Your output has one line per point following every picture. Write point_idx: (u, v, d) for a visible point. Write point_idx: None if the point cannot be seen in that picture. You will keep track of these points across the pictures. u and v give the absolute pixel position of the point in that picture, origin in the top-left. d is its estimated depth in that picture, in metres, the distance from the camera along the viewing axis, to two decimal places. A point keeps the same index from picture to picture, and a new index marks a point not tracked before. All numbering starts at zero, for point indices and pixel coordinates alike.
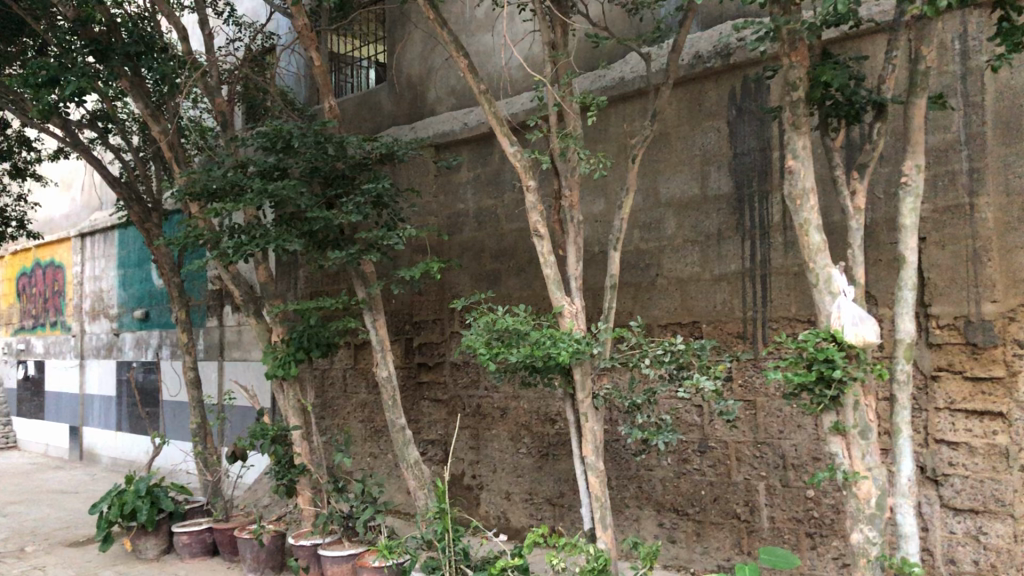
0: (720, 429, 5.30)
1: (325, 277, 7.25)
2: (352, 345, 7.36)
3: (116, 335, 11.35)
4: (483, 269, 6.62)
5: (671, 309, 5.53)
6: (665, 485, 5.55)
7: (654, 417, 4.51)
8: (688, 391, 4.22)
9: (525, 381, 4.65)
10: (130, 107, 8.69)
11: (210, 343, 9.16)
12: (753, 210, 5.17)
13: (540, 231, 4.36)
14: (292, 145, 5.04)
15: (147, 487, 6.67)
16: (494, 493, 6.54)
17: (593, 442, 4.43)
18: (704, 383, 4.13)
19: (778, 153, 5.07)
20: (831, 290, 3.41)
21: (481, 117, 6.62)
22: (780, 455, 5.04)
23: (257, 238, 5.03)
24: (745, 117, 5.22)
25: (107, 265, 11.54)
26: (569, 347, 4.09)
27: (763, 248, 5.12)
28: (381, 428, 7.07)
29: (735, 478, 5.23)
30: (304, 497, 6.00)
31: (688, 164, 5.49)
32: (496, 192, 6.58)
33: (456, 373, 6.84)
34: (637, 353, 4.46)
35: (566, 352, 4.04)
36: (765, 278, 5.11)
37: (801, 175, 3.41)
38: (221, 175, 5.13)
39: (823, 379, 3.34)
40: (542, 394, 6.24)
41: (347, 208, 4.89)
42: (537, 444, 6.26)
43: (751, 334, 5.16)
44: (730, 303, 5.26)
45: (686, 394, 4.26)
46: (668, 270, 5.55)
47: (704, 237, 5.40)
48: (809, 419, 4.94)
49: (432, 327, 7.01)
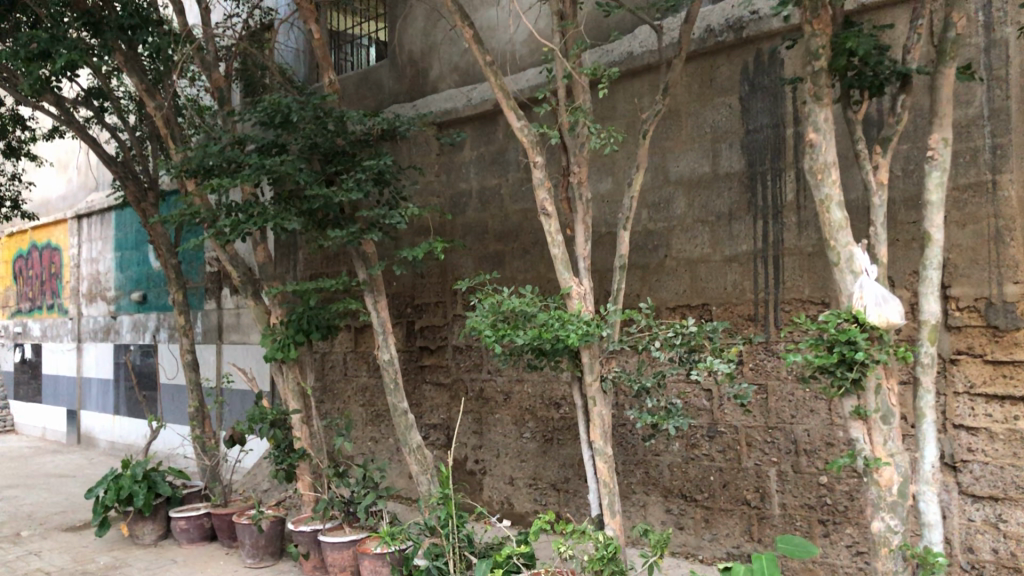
0: (730, 414, 5.17)
1: (325, 259, 7.11)
2: (353, 328, 7.23)
3: (114, 317, 11.22)
4: (486, 250, 6.49)
5: (680, 291, 5.39)
6: (673, 471, 5.42)
7: (663, 401, 4.38)
8: (699, 374, 4.08)
9: (531, 364, 4.52)
10: (126, 84, 8.52)
11: (209, 326, 9.03)
12: (766, 189, 5.02)
13: (547, 208, 4.21)
14: (291, 120, 4.88)
15: (144, 471, 6.55)
16: (497, 478, 6.42)
17: (601, 427, 4.30)
18: (717, 366, 4.00)
19: (792, 130, 4.92)
20: (853, 269, 3.27)
21: (484, 94, 6.46)
22: (792, 440, 4.92)
23: (255, 216, 4.88)
24: (758, 93, 5.06)
25: (104, 247, 11.40)
26: (578, 329, 3.96)
27: (776, 228, 4.98)
28: (382, 412, 6.95)
29: (746, 463, 5.11)
30: (304, 482, 5.88)
31: (698, 141, 5.34)
32: (500, 171, 6.43)
33: (459, 356, 6.71)
34: (647, 336, 4.32)
35: (575, 334, 3.90)
36: (778, 259, 4.97)
37: (823, 149, 3.27)
38: (218, 151, 4.98)
39: (844, 361, 3.20)
40: (547, 378, 6.11)
41: (348, 185, 4.74)
42: (542, 429, 6.13)
43: (763, 317, 5.02)
44: (741, 285, 5.12)
45: (698, 377, 4.12)
46: (677, 251, 5.41)
47: (714, 217, 5.25)
48: (822, 403, 4.81)
49: (434, 309, 6.88)
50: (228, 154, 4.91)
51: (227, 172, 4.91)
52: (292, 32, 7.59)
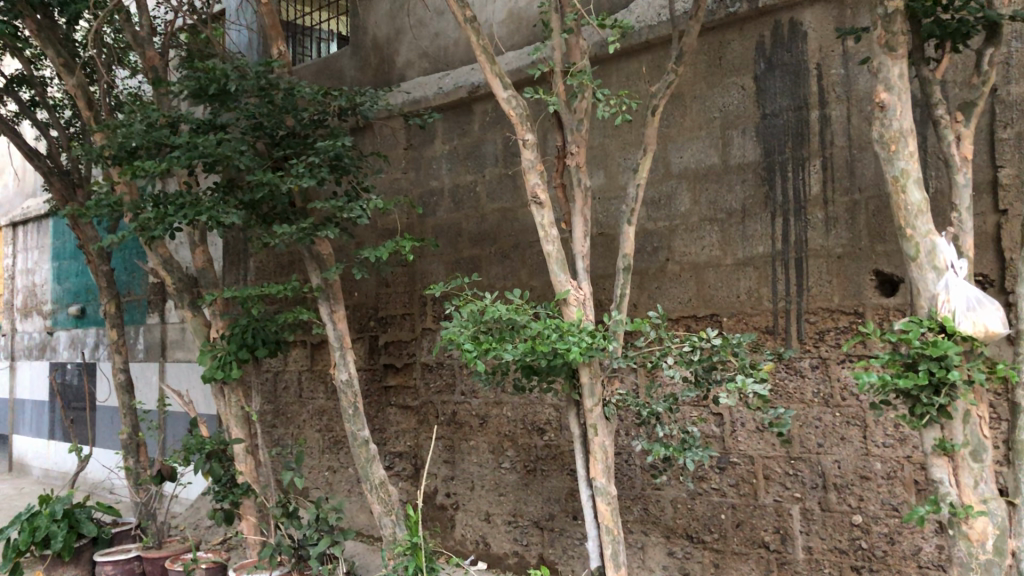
0: (744, 443, 4.46)
1: (278, 266, 6.33)
2: (309, 344, 6.45)
3: (50, 333, 10.29)
4: (459, 255, 5.76)
5: (684, 301, 4.68)
6: (677, 507, 4.69)
7: (676, 430, 3.66)
8: (723, 397, 3.37)
9: (516, 386, 3.77)
10: (57, 73, 7.64)
11: (151, 342, 8.19)
12: (786, 181, 4.35)
13: (539, 197, 3.48)
14: (231, 92, 4.12)
15: (65, 509, 5.71)
16: (471, 514, 5.64)
17: (603, 462, 3.55)
18: (747, 385, 3.28)
19: (817, 113, 4.27)
20: (935, 265, 2.58)
21: (459, 80, 5.77)
22: (819, 473, 4.21)
23: (186, 207, 4.10)
24: (777, 72, 4.40)
25: (40, 257, 10.47)
26: (581, 342, 3.22)
27: (798, 227, 4.31)
28: (341, 438, 6.17)
29: (764, 500, 4.38)
30: (248, 523, 5.06)
31: (705, 127, 4.65)
32: (475, 167, 5.71)
33: (427, 376, 5.94)
34: (657, 351, 3.60)
35: (577, 349, 3.17)
36: (802, 262, 4.28)
37: (898, 112, 2.60)
38: (142, 130, 4.20)
39: (930, 383, 2.50)
40: (529, 400, 5.38)
41: (298, 170, 3.97)
42: (523, 458, 5.40)
43: (782, 329, 4.34)
44: (756, 292, 4.42)
45: (725, 401, 3.42)
46: (681, 254, 4.70)
47: (724, 215, 4.56)
48: (855, 430, 4.11)
49: (400, 323, 6.12)
50: (154, 134, 4.13)
51: (153, 155, 4.13)
52: (244, 14, 6.79)
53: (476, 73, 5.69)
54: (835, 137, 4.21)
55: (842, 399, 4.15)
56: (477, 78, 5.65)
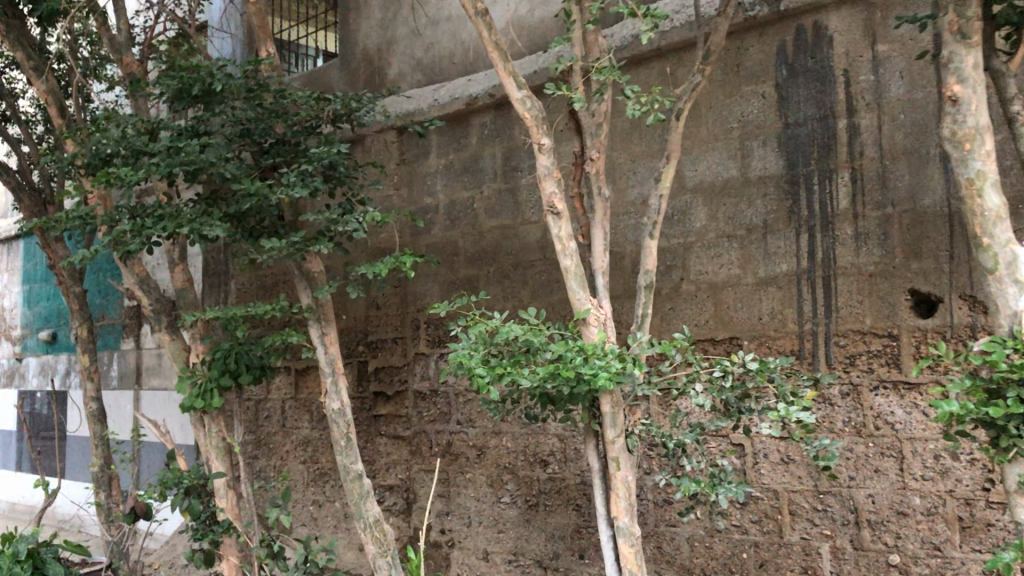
0: (768, 476, 4.14)
1: (261, 289, 6.00)
2: (294, 370, 6.09)
3: (19, 359, 9.84)
4: (455, 276, 5.44)
5: (701, 323, 4.36)
6: (694, 546, 4.34)
7: (704, 463, 3.35)
8: (763, 428, 3.03)
9: (529, 416, 3.43)
10: (28, 83, 7.25)
11: (126, 368, 7.78)
12: (812, 196, 4.07)
13: (556, 206, 3.17)
14: (215, 93, 3.80)
15: (28, 548, 5.31)
16: (469, 552, 5.27)
17: (626, 499, 3.21)
18: (789, 414, 2.94)
19: (845, 122, 4.00)
20: (1016, 279, 2.27)
21: (455, 91, 5.48)
22: (850, 509, 3.90)
23: (164, 218, 3.76)
24: (801, 79, 4.14)
25: (10, 280, 10.02)
26: (608, 367, 2.87)
27: (825, 244, 4.02)
28: (327, 471, 5.80)
29: (789, 538, 4.06)
30: (230, 565, 4.61)
31: (722, 138, 4.36)
32: (473, 183, 5.41)
33: (420, 404, 5.59)
34: (683, 376, 3.28)
35: (605, 374, 2.82)
36: (830, 282, 4.00)
37: (972, 106, 2.34)
38: (116, 135, 3.85)
39: (1020, 411, 2.20)
40: (531, 430, 5.05)
41: (288, 179, 3.65)
42: (524, 492, 5.05)
43: (809, 353, 4.04)
44: (780, 314, 4.13)
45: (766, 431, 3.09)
46: (696, 273, 4.40)
47: (744, 231, 4.27)
48: (891, 463, 3.81)
49: (391, 348, 5.77)
50: (130, 140, 3.79)
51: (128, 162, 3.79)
52: (229, 22, 6.45)
53: (474, 84, 5.41)
54: (864, 148, 3.94)
55: (874, 429, 3.85)
56: (475, 89, 5.37)
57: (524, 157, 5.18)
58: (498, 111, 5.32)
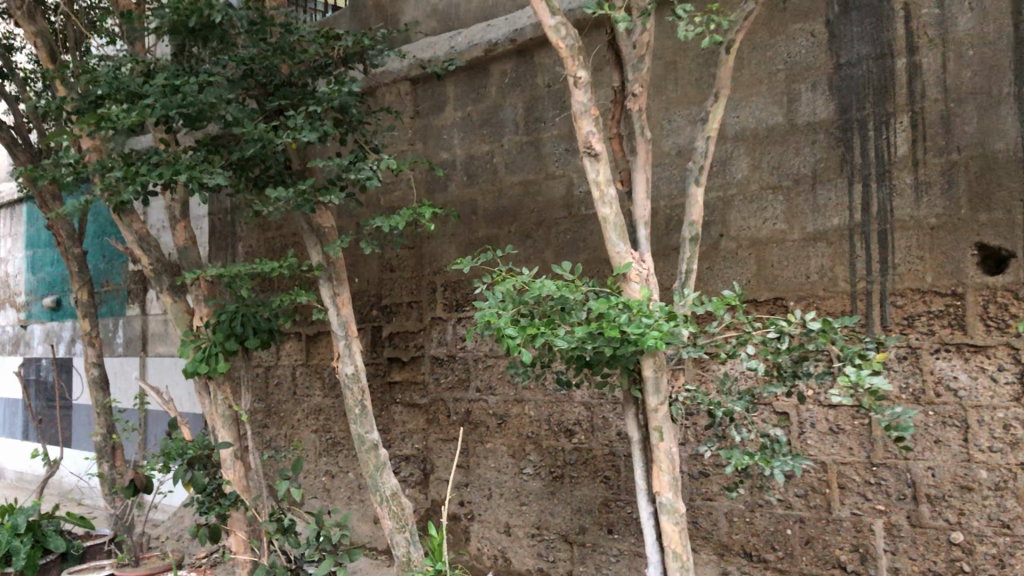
0: (816, 447, 3.83)
1: (269, 251, 5.70)
2: (304, 336, 5.81)
3: (24, 326, 9.59)
4: (473, 236, 5.12)
5: (742, 283, 4.04)
6: (733, 521, 4.05)
7: (755, 434, 3.04)
8: (831, 396, 2.63)
9: (561, 381, 3.13)
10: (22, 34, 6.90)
11: (131, 335, 7.51)
12: (866, 142, 3.73)
13: (594, 148, 2.84)
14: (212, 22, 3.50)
15: (28, 521, 5.03)
16: (489, 525, 4.99)
17: (669, 473, 2.91)
18: (863, 379, 2.54)
19: (905, 61, 3.65)
20: None
21: (473, 38, 5.08)
22: (907, 482, 3.59)
23: (161, 165, 3.46)
24: (856, 14, 3.78)
25: (14, 245, 9.73)
26: (658, 324, 2.47)
27: (881, 195, 3.69)
28: (340, 440, 5.55)
29: (838, 513, 3.76)
30: (237, 540, 4.37)
31: (767, 82, 4.02)
32: (493, 136, 5.07)
33: (437, 370, 5.30)
34: (732, 337, 2.95)
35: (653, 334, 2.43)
36: (887, 237, 3.66)
37: None
38: (107, 75, 3.54)
39: None
40: (556, 398, 4.75)
41: (295, 122, 3.36)
42: (548, 463, 4.76)
43: (862, 313, 3.71)
44: (830, 271, 3.80)
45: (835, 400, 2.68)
46: (737, 229, 4.07)
47: (791, 182, 3.93)
48: (954, 433, 3.50)
49: (406, 311, 5.47)
50: (122, 80, 3.48)
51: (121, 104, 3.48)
52: None
53: (493, 29, 5.02)
54: (926, 88, 3.59)
55: (935, 396, 3.54)
56: (494, 35, 4.99)
57: (548, 107, 4.83)
58: (519, 58, 4.96)
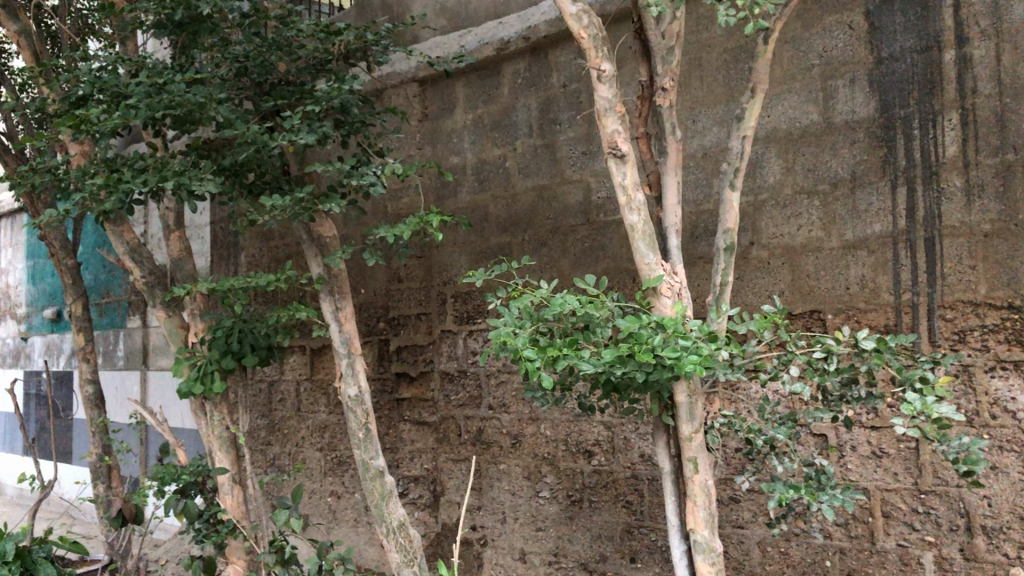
0: (856, 472, 3.53)
1: (272, 261, 5.44)
2: (309, 350, 5.55)
3: (24, 339, 9.36)
4: (485, 245, 4.84)
5: (775, 294, 3.75)
6: (766, 552, 3.75)
7: (799, 463, 2.75)
8: (894, 427, 2.29)
9: (584, 406, 2.85)
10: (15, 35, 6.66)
11: (132, 348, 7.26)
12: (911, 142, 3.44)
13: (620, 148, 2.56)
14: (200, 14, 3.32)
15: (16, 548, 4.76)
16: (503, 552, 4.71)
17: (705, 509, 2.62)
18: (929, 408, 2.23)
19: (953, 54, 3.36)
20: None
21: (484, 36, 4.82)
22: (959, 512, 3.29)
23: (146, 172, 3.21)
24: (898, 4, 3.49)
25: (14, 255, 9.50)
26: (699, 350, 2.18)
27: (928, 198, 3.39)
28: (346, 460, 5.27)
29: (883, 545, 3.46)
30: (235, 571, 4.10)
31: (801, 78, 3.74)
32: (505, 139, 4.80)
33: (447, 386, 5.02)
34: (774, 357, 2.67)
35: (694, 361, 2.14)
36: (934, 245, 3.37)
37: None
38: (90, 74, 3.30)
39: None
40: (574, 417, 4.46)
41: (291, 124, 3.11)
42: (566, 486, 4.48)
43: (907, 328, 3.42)
44: (872, 282, 3.51)
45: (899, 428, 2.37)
46: (769, 236, 3.79)
47: (828, 185, 3.64)
48: (1012, 458, 3.20)
49: (415, 325, 5.20)
50: (105, 79, 3.24)
51: (104, 105, 3.24)
52: None
53: (504, 26, 4.75)
54: (978, 83, 3.30)
55: (990, 418, 3.24)
56: (506, 32, 4.72)
57: (563, 107, 4.56)
58: (533, 56, 4.69)
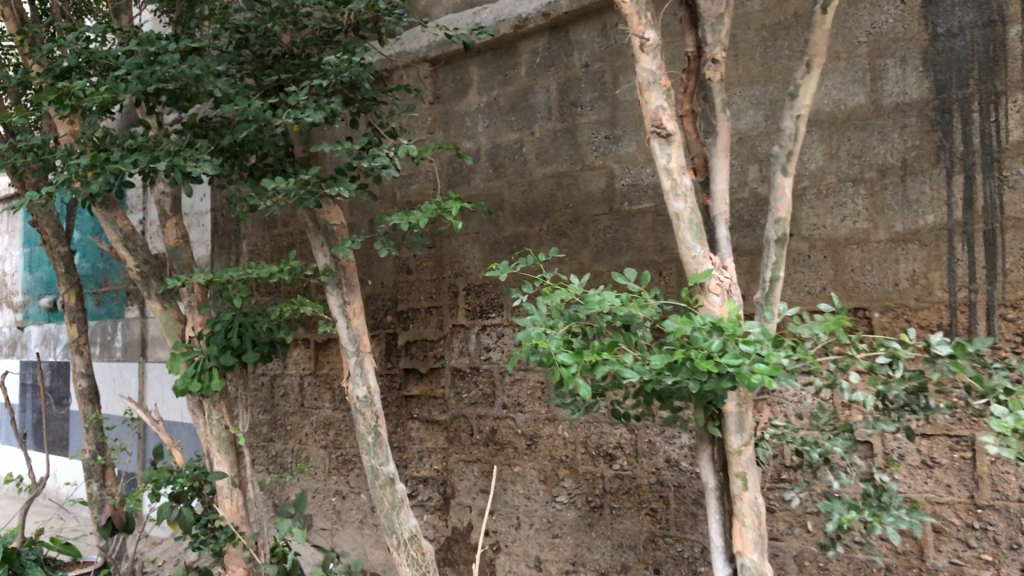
0: (904, 483, 3.27)
1: (274, 250, 5.17)
2: (313, 343, 5.28)
3: (21, 328, 9.11)
4: (500, 234, 4.57)
5: (817, 290, 3.48)
6: (804, 566, 3.48)
7: (858, 479, 2.48)
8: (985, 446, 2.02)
9: (619, 414, 2.59)
10: None
11: (130, 339, 7.01)
12: (969, 126, 3.16)
13: (665, 127, 2.29)
14: None
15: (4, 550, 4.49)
16: (518, 559, 4.45)
17: (754, 530, 2.35)
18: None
19: (1018, 29, 3.07)
20: None
21: (499, 13, 4.53)
22: (1021, 529, 3.02)
23: (137, 152, 2.96)
24: None
25: (11, 242, 9.24)
26: (764, 358, 1.91)
27: (988, 188, 3.12)
28: (351, 458, 5.02)
29: (934, 562, 3.20)
30: None
31: (846, 57, 3.45)
32: (521, 122, 4.52)
33: (459, 383, 4.76)
34: (833, 361, 2.39)
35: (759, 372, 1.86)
36: (995, 237, 3.09)
37: None
38: (77, 45, 3.06)
39: None
40: (594, 418, 4.20)
41: (295, 100, 2.85)
42: (585, 491, 4.22)
43: (964, 329, 3.14)
44: (924, 278, 3.23)
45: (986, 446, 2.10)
46: (811, 228, 3.52)
47: (876, 173, 3.37)
48: None
49: (425, 318, 4.93)
50: (94, 51, 3.00)
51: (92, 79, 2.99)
52: None
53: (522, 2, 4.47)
54: None
55: None
56: (523, 9, 4.43)
57: (584, 89, 4.28)
58: (553, 34, 4.41)
